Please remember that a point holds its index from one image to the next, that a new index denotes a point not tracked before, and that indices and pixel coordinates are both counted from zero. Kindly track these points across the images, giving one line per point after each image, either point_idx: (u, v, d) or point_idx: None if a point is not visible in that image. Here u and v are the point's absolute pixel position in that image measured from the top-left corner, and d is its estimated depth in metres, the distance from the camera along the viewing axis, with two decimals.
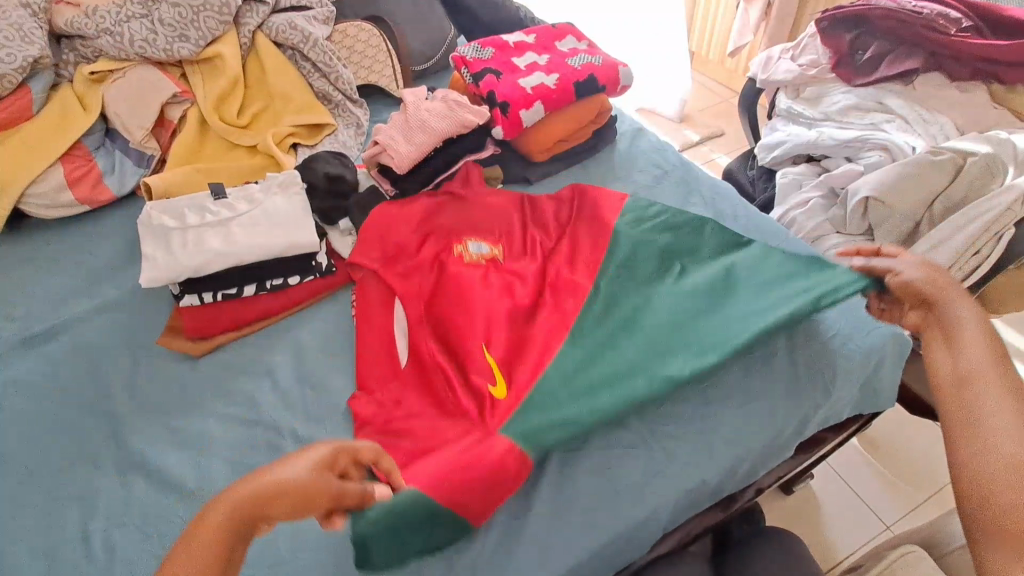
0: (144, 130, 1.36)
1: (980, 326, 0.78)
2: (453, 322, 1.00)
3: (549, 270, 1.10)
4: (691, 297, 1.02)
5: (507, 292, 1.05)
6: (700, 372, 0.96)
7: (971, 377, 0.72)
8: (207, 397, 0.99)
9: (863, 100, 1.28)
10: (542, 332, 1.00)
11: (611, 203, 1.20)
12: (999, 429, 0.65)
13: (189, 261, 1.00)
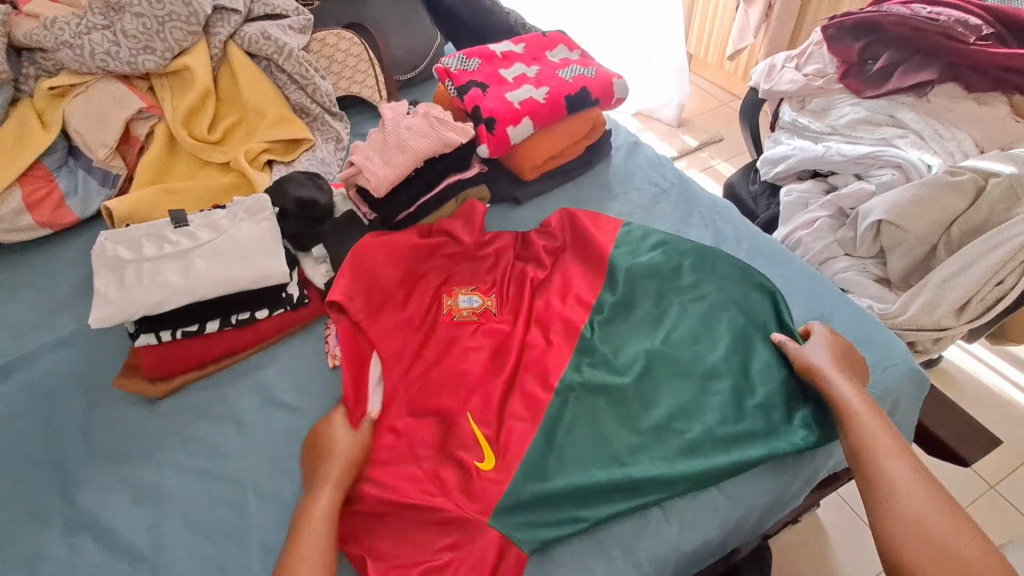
0: (107, 148, 1.27)
1: (870, 405, 0.81)
2: (438, 386, 0.90)
3: (542, 310, 1.00)
4: (691, 340, 0.95)
5: (496, 345, 0.96)
6: (702, 416, 0.87)
7: (875, 461, 0.74)
8: (167, 444, 0.91)
9: (873, 112, 1.20)
10: (538, 390, 0.89)
11: (607, 234, 1.09)
12: (910, 519, 0.68)
13: (145, 298, 0.92)
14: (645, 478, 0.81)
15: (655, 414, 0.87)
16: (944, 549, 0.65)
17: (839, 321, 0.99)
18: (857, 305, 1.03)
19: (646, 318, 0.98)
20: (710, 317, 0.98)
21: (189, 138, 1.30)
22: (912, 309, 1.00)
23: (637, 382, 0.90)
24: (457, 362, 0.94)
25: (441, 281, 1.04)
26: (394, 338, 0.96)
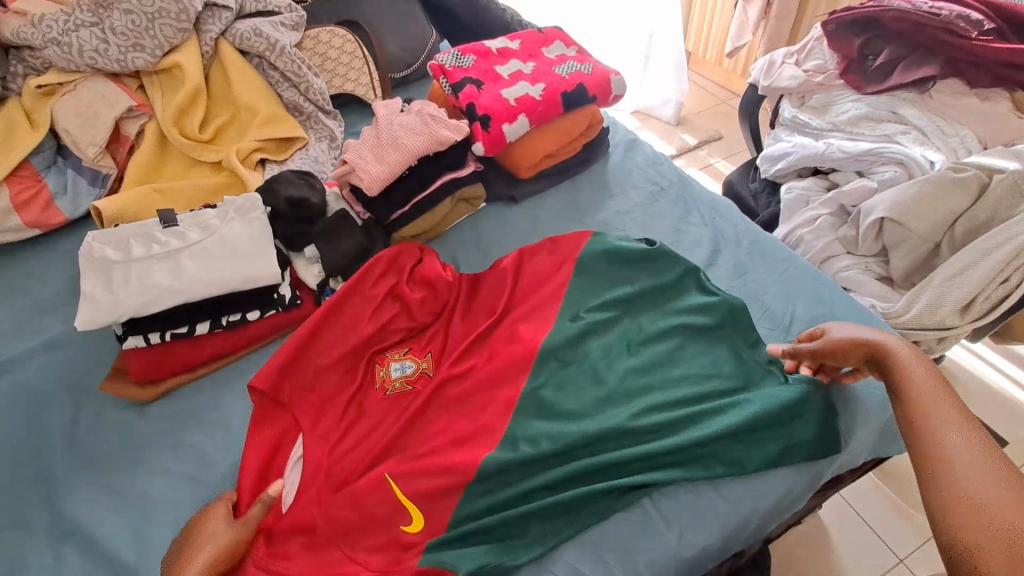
0: (97, 147, 1.25)
1: (934, 375, 0.71)
2: (376, 438, 0.83)
3: (485, 360, 0.90)
4: (652, 390, 0.87)
5: (431, 404, 0.87)
6: (697, 423, 0.83)
7: (930, 429, 0.64)
8: (155, 449, 0.89)
9: (874, 108, 1.18)
10: (474, 450, 0.80)
11: (566, 268, 1.01)
12: (974, 481, 0.58)
13: (133, 300, 0.90)
14: (615, 497, 0.78)
15: (630, 435, 0.81)
16: (1007, 522, 0.54)
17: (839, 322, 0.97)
18: (859, 305, 1.01)
19: (601, 369, 0.89)
20: (671, 364, 0.90)
21: (180, 137, 1.28)
22: (916, 310, 0.98)
23: (609, 404, 0.85)
24: (388, 425, 0.85)
25: (383, 321, 0.95)
26: (330, 390, 0.89)
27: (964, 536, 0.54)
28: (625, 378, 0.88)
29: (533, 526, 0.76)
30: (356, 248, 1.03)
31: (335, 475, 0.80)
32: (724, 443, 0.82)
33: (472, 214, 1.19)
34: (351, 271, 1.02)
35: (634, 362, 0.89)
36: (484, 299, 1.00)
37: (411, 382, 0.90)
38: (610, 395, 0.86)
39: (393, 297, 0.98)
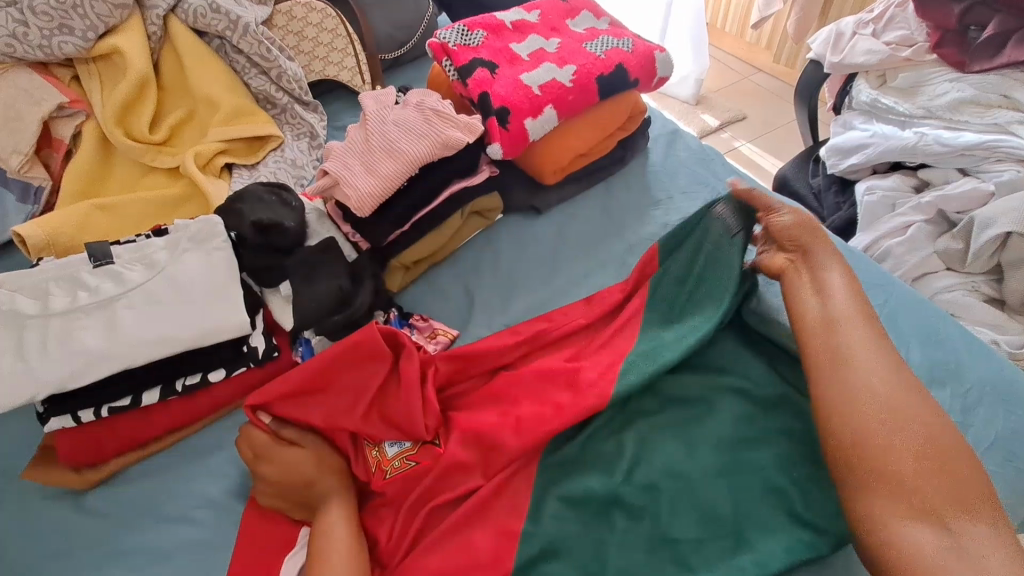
0: (22, 155, 1.01)
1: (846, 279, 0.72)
2: (393, 533, 0.65)
3: (507, 425, 0.69)
4: (735, 470, 0.67)
5: (444, 487, 0.67)
6: (792, 517, 0.64)
7: (838, 334, 0.66)
8: (82, 559, 0.68)
9: (980, 91, 0.96)
10: (512, 553, 0.62)
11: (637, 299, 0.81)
12: (862, 393, 0.62)
13: (54, 369, 0.69)
14: None
15: (702, 543, 0.63)
16: (879, 432, 0.59)
17: (970, 371, 0.75)
18: (982, 342, 0.81)
19: (653, 443, 0.69)
20: (758, 443, 0.69)
21: (125, 140, 1.04)
22: None
23: (674, 493, 0.65)
24: (406, 518, 0.66)
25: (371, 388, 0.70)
26: None
27: (862, 446, 0.59)
28: (698, 451, 0.68)
29: None
30: (347, 282, 0.81)
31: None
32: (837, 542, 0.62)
33: (486, 229, 0.98)
34: (335, 315, 0.79)
35: (704, 430, 0.70)
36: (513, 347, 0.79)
37: (412, 455, 0.70)
38: (677, 477, 0.66)
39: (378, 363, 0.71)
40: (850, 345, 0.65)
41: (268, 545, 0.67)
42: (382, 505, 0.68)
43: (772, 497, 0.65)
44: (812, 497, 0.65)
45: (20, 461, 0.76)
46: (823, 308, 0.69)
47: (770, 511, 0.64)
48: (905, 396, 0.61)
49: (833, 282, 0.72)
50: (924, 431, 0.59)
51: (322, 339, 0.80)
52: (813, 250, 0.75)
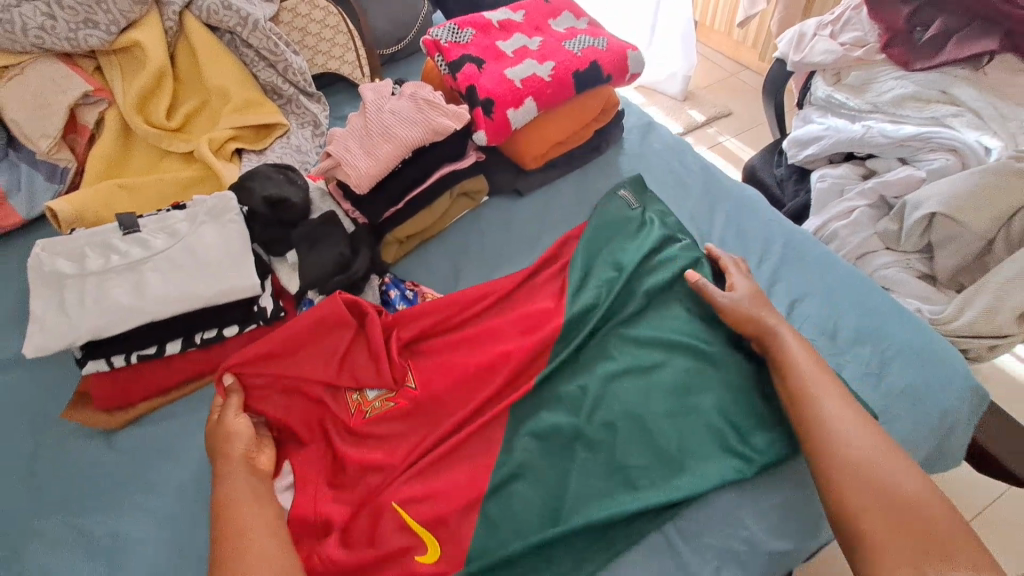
0: (50, 139, 1.11)
1: (809, 351, 0.79)
2: (376, 460, 0.78)
3: (477, 375, 0.83)
4: (681, 411, 0.78)
5: (419, 427, 0.81)
6: (723, 449, 0.76)
7: (812, 404, 0.73)
8: (120, 488, 0.79)
9: (922, 88, 1.06)
10: (487, 476, 0.74)
11: (557, 266, 0.97)
12: (845, 457, 0.67)
13: (91, 321, 0.78)
14: (640, 533, 0.71)
15: (643, 465, 0.75)
16: (859, 492, 0.65)
17: (890, 334, 0.87)
18: (907, 310, 0.92)
19: (610, 386, 0.81)
20: (700, 389, 0.80)
21: (143, 126, 1.14)
22: (966, 316, 0.89)
23: (624, 426, 0.77)
24: (388, 452, 0.78)
25: (344, 345, 0.84)
26: (312, 419, 0.82)
27: (850, 505, 0.65)
28: (651, 395, 0.79)
29: (559, 556, 0.69)
30: (347, 250, 0.91)
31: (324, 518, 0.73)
32: (753, 458, 0.75)
33: (473, 210, 1.08)
34: (337, 277, 0.89)
35: (654, 375, 0.82)
36: (497, 312, 0.92)
37: (392, 397, 0.83)
38: (627, 413, 0.78)
39: (352, 323, 0.86)
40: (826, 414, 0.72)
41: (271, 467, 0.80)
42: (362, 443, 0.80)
43: (711, 431, 0.77)
44: (746, 434, 0.77)
45: (59, 404, 0.86)
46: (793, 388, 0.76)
47: (705, 442, 0.76)
48: (882, 455, 0.67)
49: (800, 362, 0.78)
50: (901, 485, 0.65)
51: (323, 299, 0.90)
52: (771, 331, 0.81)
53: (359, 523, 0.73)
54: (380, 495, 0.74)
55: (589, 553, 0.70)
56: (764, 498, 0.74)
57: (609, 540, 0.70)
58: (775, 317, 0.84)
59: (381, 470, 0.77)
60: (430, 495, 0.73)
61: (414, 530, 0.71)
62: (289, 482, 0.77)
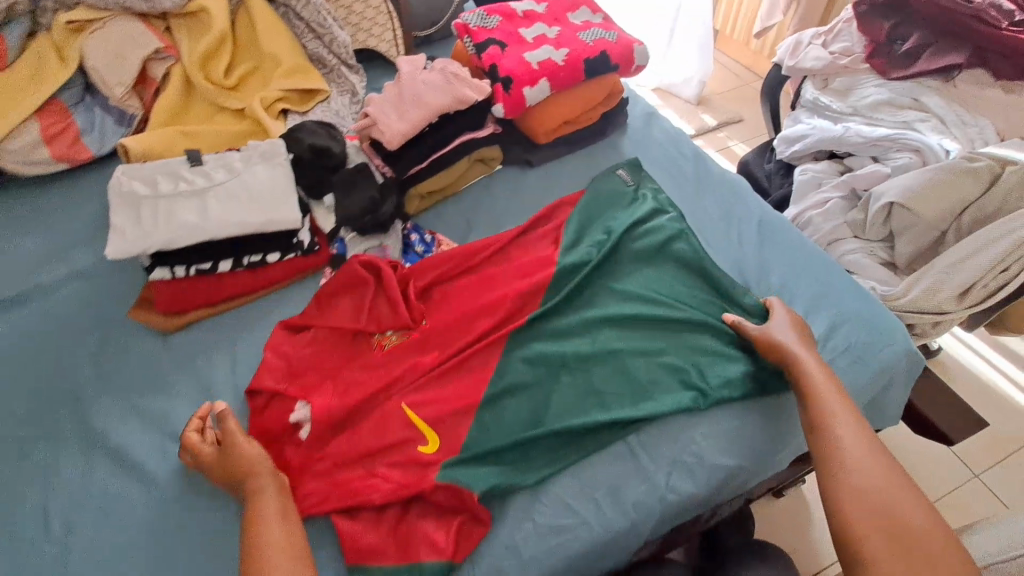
0: (124, 87, 1.26)
1: (832, 383, 0.83)
2: (388, 372, 0.91)
3: (479, 309, 0.97)
4: (650, 350, 0.92)
5: (427, 348, 0.94)
6: (682, 382, 0.90)
7: (829, 433, 0.77)
8: (179, 378, 0.96)
9: (896, 95, 1.18)
10: (482, 388, 0.88)
11: (555, 226, 1.10)
12: (854, 485, 0.72)
13: (162, 233, 0.94)
14: (605, 442, 0.85)
15: (613, 391, 0.89)
16: (865, 520, 0.70)
17: (841, 303, 1.00)
18: (862, 287, 1.04)
19: (591, 327, 0.95)
20: (668, 337, 0.94)
21: (205, 81, 1.30)
22: (914, 292, 1.01)
23: (599, 361, 0.91)
24: (398, 367, 0.91)
25: (370, 284, 0.99)
26: (336, 340, 0.96)
27: (853, 530, 0.70)
28: (626, 337, 0.94)
29: (536, 453, 0.83)
30: (377, 195, 1.05)
31: (343, 410, 0.87)
32: (710, 394, 0.88)
33: (487, 176, 1.22)
34: (367, 217, 1.04)
35: (628, 322, 0.96)
36: (501, 261, 1.06)
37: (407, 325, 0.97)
38: (603, 349, 0.92)
39: (379, 265, 1.01)
40: (842, 445, 0.76)
41: (296, 375, 0.93)
42: (378, 360, 0.93)
43: (676, 370, 0.90)
44: (703, 373, 0.90)
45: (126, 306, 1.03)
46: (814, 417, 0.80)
47: (670, 379, 0.90)
48: (890, 489, 0.71)
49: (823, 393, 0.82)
50: (903, 517, 0.69)
51: (354, 237, 1.06)
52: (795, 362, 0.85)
53: (371, 420, 0.86)
54: (390, 398, 0.88)
55: (561, 453, 0.83)
56: (715, 426, 0.87)
57: (578, 446, 0.84)
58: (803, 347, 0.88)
59: (391, 381, 0.90)
60: (434, 399, 0.88)
61: (418, 427, 0.85)
62: (314, 382, 0.92)
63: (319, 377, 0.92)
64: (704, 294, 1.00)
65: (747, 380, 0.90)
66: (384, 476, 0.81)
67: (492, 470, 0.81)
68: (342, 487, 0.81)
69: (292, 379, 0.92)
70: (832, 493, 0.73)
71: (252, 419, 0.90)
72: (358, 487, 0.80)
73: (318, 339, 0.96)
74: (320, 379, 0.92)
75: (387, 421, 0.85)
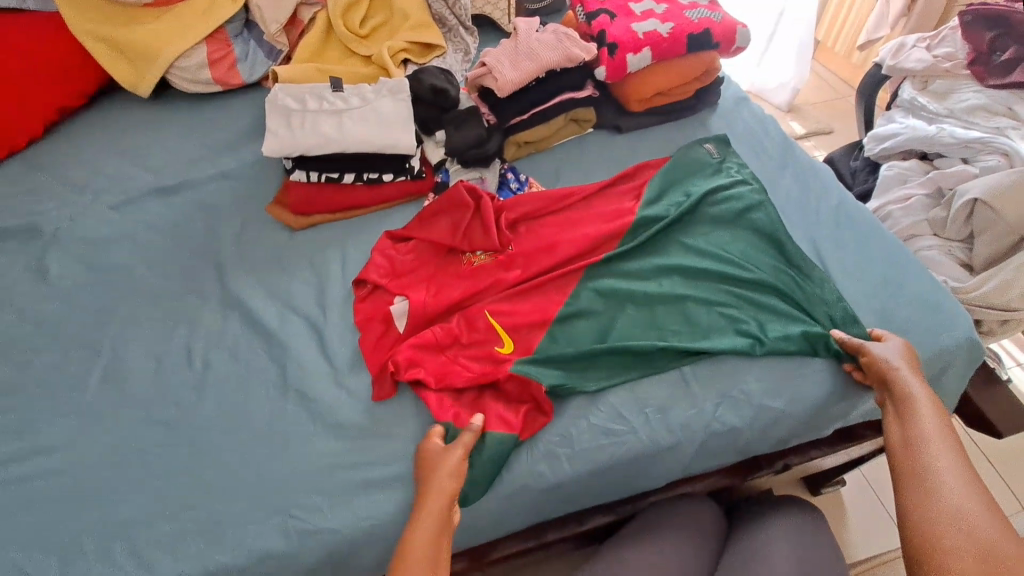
0: (279, 25, 1.47)
1: (936, 411, 0.81)
2: (476, 285, 1.04)
3: (561, 243, 1.08)
4: (712, 300, 1.00)
5: (511, 270, 1.06)
6: (739, 329, 0.97)
7: (922, 456, 0.76)
8: (300, 263, 1.13)
9: (994, 101, 1.20)
10: (557, 306, 1.00)
11: (636, 182, 1.20)
12: (939, 506, 0.70)
13: (307, 140, 1.12)
14: (662, 368, 0.94)
15: (673, 329, 0.98)
16: (946, 540, 0.67)
17: (907, 284, 1.05)
18: (933, 277, 1.08)
19: (661, 271, 1.04)
20: (732, 291, 1.02)
21: (344, 27, 1.48)
22: (986, 287, 1.05)
23: (663, 302, 1.00)
24: (484, 282, 1.04)
25: (467, 207, 1.11)
26: (433, 256, 1.10)
27: (929, 547, 0.67)
28: (694, 286, 1.02)
29: (598, 366, 0.94)
30: (483, 133, 1.19)
31: (436, 309, 1.01)
32: (766, 346, 0.95)
33: (579, 135, 1.33)
34: (473, 150, 1.18)
35: (695, 272, 1.04)
36: (584, 207, 1.17)
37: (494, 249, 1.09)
38: (669, 293, 1.01)
39: (476, 194, 1.13)
40: (934, 469, 0.74)
41: (398, 278, 1.07)
42: (467, 277, 1.06)
43: (734, 319, 0.98)
44: (760, 325, 0.98)
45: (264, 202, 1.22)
46: (907, 439, 0.79)
47: (728, 327, 0.98)
48: (983, 519, 0.67)
49: (921, 417, 0.80)
50: (993, 546, 0.64)
51: (456, 169, 1.21)
52: (898, 385, 0.85)
53: (458, 320, 1.00)
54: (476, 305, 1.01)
55: (621, 371, 0.94)
56: (765, 374, 0.95)
57: (638, 366, 0.94)
58: (907, 372, 0.87)
59: (477, 292, 1.03)
60: (513, 309, 1.00)
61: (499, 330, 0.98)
62: (412, 282, 1.07)
63: (418, 279, 1.07)
64: (774, 262, 1.06)
65: (803, 339, 0.96)
66: (466, 366, 0.94)
67: (559, 371, 0.93)
68: (429, 370, 0.94)
69: (394, 280, 1.07)
70: (912, 509, 0.71)
71: (355, 305, 1.05)
72: (445, 371, 0.94)
73: (419, 253, 1.11)
74: (416, 282, 1.07)
75: (472, 322, 0.99)
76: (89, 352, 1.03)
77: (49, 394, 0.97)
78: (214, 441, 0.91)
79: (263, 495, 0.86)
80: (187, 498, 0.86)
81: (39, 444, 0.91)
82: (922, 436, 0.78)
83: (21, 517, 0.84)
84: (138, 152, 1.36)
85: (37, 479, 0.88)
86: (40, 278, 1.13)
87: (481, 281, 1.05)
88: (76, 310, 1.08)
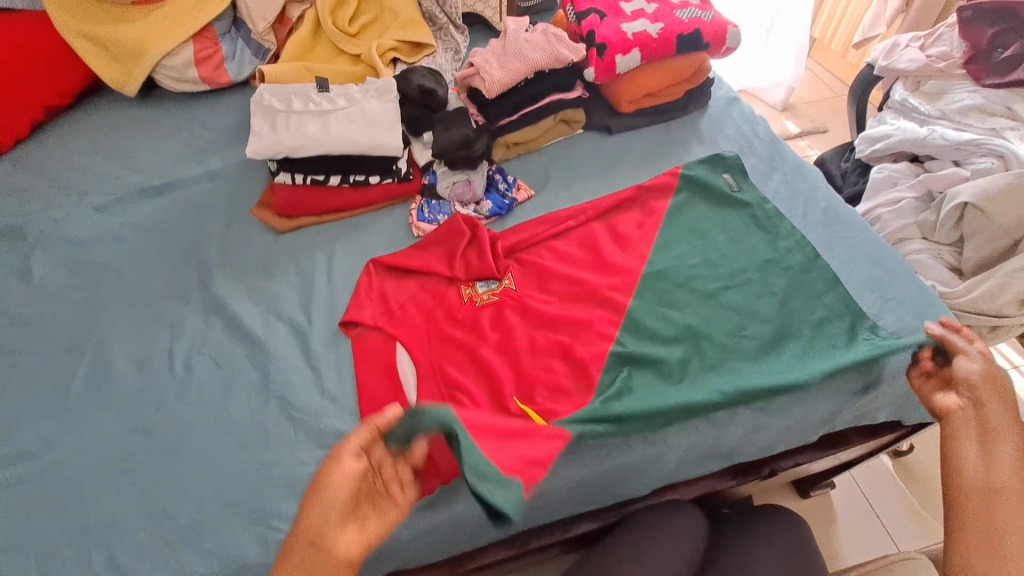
0: (266, 23, 1.46)
1: (1021, 443, 0.75)
2: (485, 335, 0.99)
3: (569, 286, 1.06)
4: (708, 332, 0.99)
5: (514, 307, 1.03)
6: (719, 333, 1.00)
7: (996, 487, 0.71)
8: (285, 267, 1.12)
9: (990, 102, 1.19)
10: (569, 360, 0.96)
11: (636, 209, 1.18)
12: (1005, 544, 0.67)
13: (291, 141, 1.11)
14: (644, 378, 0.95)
15: (680, 374, 0.96)
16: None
17: (897, 290, 1.04)
18: (920, 281, 1.07)
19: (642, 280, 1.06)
20: (748, 347, 0.98)
21: (332, 25, 1.46)
22: (976, 292, 1.04)
23: (679, 361, 0.97)
24: (491, 333, 1.00)
25: (463, 245, 1.08)
26: (430, 297, 1.06)
27: None
28: (690, 313, 1.02)
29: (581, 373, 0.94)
30: (471, 133, 1.18)
31: (435, 345, 0.99)
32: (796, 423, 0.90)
33: (568, 137, 1.32)
34: (460, 152, 1.17)
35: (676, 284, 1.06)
36: (570, 210, 1.17)
37: (496, 291, 1.06)
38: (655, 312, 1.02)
39: (476, 230, 1.09)
40: (1002, 503, 0.70)
41: (395, 320, 1.02)
42: (472, 324, 1.01)
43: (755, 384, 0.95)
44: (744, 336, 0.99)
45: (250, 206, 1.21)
46: (980, 460, 0.75)
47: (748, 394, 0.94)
48: None
49: (1000, 442, 0.75)
50: None
51: (443, 170, 1.20)
52: (988, 409, 0.79)
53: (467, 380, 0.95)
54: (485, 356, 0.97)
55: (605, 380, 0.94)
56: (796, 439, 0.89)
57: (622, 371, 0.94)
58: (994, 396, 0.81)
59: (483, 341, 0.99)
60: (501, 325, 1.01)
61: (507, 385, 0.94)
62: (396, 286, 1.07)
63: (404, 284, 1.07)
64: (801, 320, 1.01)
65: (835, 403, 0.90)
66: None
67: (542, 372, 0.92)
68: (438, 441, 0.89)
69: (389, 324, 1.02)
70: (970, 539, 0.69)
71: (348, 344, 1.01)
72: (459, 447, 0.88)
73: (418, 296, 1.06)
74: (415, 325, 1.02)
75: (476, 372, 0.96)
76: (71, 358, 1.01)
77: (32, 399, 0.96)
78: (197, 448, 0.90)
79: (245, 505, 0.85)
80: (167, 508, 0.85)
81: (20, 450, 0.90)
82: (1001, 465, 0.73)
83: (0, 525, 0.84)
84: (124, 151, 1.35)
85: (17, 486, 0.87)
86: (23, 280, 1.12)
87: (488, 330, 1.00)
88: (60, 314, 1.07)
